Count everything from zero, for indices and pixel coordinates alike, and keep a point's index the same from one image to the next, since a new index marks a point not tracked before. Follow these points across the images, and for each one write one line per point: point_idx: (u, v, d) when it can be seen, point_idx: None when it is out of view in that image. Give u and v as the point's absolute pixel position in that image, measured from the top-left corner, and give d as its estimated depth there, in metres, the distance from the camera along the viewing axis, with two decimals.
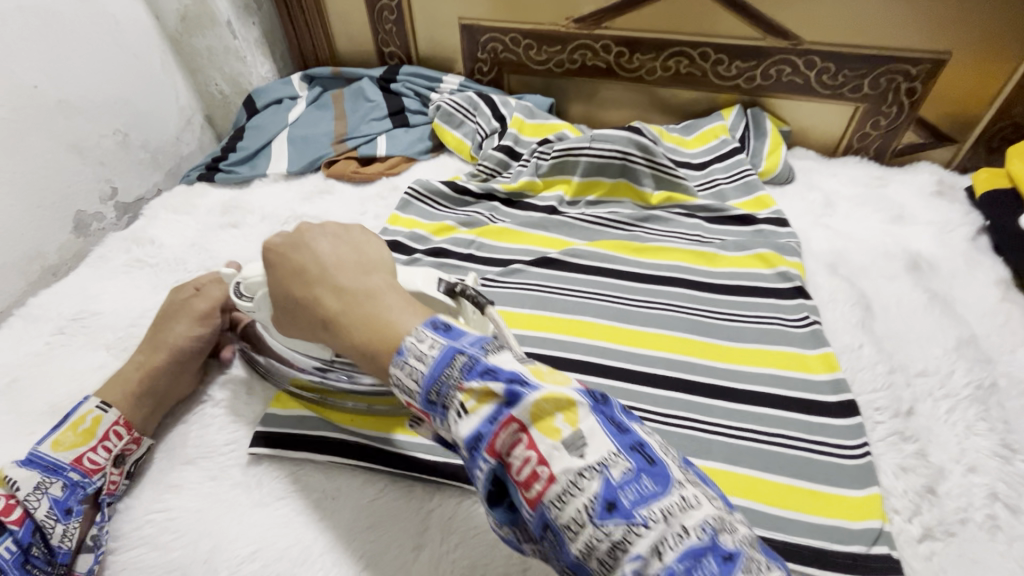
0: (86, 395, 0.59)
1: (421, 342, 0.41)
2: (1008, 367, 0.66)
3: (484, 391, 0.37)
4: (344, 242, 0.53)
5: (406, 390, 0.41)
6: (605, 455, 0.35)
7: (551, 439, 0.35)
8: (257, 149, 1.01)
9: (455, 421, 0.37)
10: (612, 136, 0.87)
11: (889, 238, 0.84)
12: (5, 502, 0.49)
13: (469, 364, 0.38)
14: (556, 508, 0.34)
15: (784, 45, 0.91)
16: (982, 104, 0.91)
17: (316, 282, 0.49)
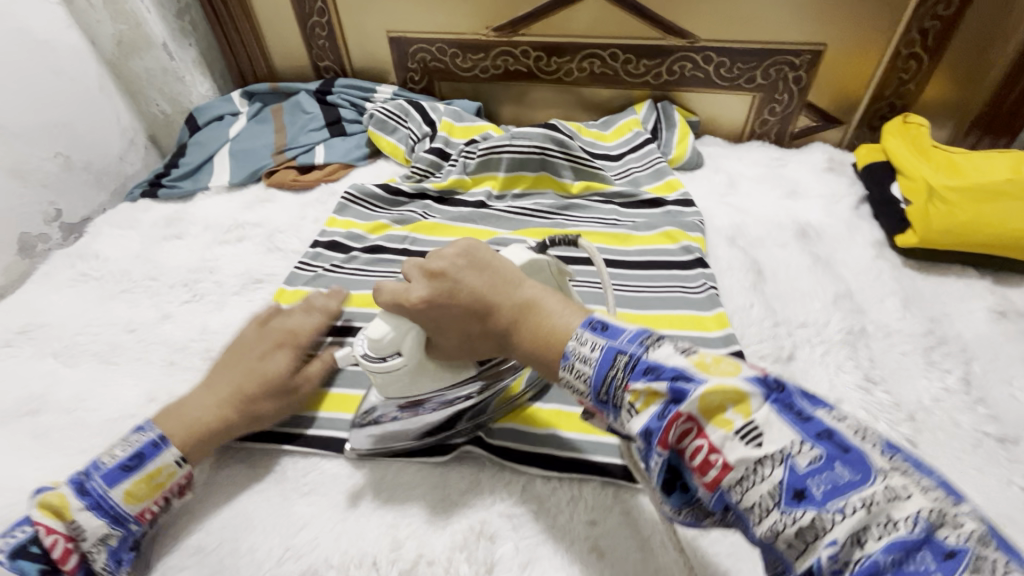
0: (161, 436, 0.56)
1: (583, 344, 0.43)
2: (877, 315, 0.76)
3: (648, 390, 0.39)
4: (484, 269, 0.51)
5: (575, 388, 0.44)
6: (785, 444, 0.35)
7: (722, 430, 0.37)
8: (199, 164, 1.06)
9: (628, 419, 0.40)
10: (530, 133, 0.95)
11: (783, 211, 0.93)
12: (64, 548, 0.50)
13: (632, 363, 0.41)
14: (738, 491, 0.36)
15: (682, 43, 1.00)
16: (859, 88, 1.02)
17: (482, 322, 0.50)
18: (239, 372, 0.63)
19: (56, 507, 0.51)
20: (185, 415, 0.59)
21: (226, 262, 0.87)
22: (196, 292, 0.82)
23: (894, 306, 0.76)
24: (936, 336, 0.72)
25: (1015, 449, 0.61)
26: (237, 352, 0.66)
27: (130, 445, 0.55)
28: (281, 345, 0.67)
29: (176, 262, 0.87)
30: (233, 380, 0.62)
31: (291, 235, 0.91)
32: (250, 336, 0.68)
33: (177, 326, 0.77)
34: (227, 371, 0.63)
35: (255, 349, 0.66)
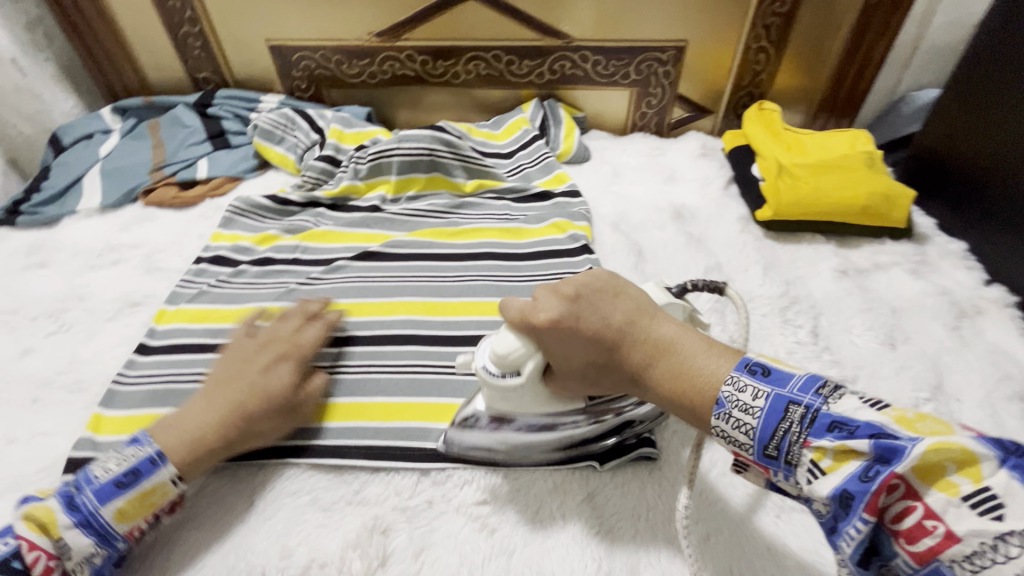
0: (156, 453, 0.53)
1: (741, 391, 0.44)
2: (743, 283, 0.83)
3: (840, 448, 0.39)
4: (613, 296, 0.53)
5: (731, 440, 0.45)
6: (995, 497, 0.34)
7: (946, 494, 0.35)
8: (66, 187, 0.98)
9: (813, 480, 0.40)
10: (418, 135, 0.96)
11: (661, 196, 1.00)
12: (47, 564, 0.47)
13: (808, 416, 0.41)
14: (964, 567, 0.34)
15: (558, 43, 1.06)
16: (722, 79, 1.12)
17: (608, 353, 0.51)
18: (237, 385, 0.59)
19: (44, 520, 0.48)
20: (183, 427, 0.56)
21: (98, 287, 0.82)
22: (64, 322, 0.76)
23: (756, 274, 0.84)
24: (790, 297, 0.81)
25: (852, 388, 0.70)
26: (249, 363, 0.61)
27: (127, 459, 0.53)
28: (279, 363, 0.62)
29: (40, 292, 0.81)
30: (229, 397, 0.58)
31: (171, 253, 0.87)
32: (245, 348, 0.64)
33: (41, 360, 0.72)
34: (233, 386, 0.59)
35: (256, 363, 0.61)
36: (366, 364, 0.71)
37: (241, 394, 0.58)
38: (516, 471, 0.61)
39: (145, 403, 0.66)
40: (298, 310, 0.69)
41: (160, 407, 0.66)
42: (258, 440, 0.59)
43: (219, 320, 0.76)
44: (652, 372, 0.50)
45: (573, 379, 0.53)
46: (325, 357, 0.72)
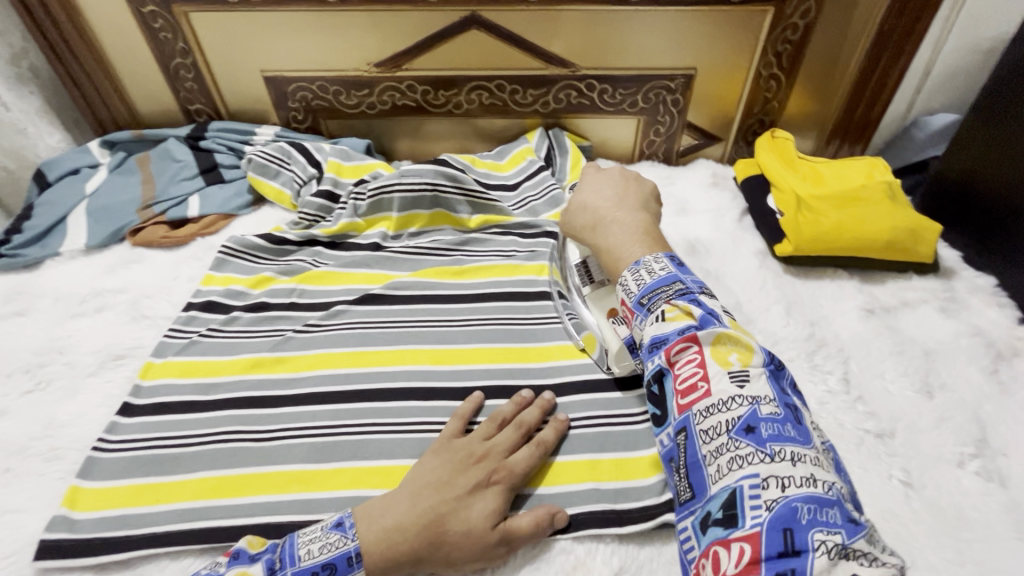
0: (354, 551, 0.50)
1: (657, 262, 0.60)
2: (764, 324, 0.79)
3: (718, 339, 0.52)
4: (621, 188, 0.72)
5: (627, 290, 0.60)
6: (760, 395, 0.49)
7: (721, 366, 0.51)
8: (49, 227, 0.93)
9: (653, 323, 0.56)
10: (420, 169, 0.92)
11: (674, 229, 0.96)
12: None
13: (683, 291, 0.56)
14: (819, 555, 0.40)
15: (564, 72, 1.02)
16: (732, 106, 1.09)
17: (600, 212, 0.70)
18: (445, 494, 0.53)
19: None
20: (375, 526, 0.51)
21: (80, 338, 0.76)
22: (41, 379, 0.71)
23: (779, 314, 0.80)
24: (816, 340, 0.76)
25: (891, 442, 0.65)
26: (484, 462, 0.57)
27: (330, 548, 0.50)
28: (490, 484, 0.55)
29: (17, 345, 0.75)
30: (437, 502, 0.52)
31: (159, 299, 0.82)
32: (457, 456, 0.57)
33: (16, 423, 0.66)
34: (436, 492, 0.53)
35: (462, 479, 0.54)
36: (368, 423, 0.66)
37: (438, 506, 0.52)
38: (534, 545, 0.56)
39: (125, 473, 0.60)
40: (475, 401, 0.65)
41: (143, 478, 0.60)
42: (447, 567, 0.52)
43: (209, 375, 0.70)
44: (606, 231, 0.67)
45: (570, 221, 0.72)
46: (322, 416, 0.66)
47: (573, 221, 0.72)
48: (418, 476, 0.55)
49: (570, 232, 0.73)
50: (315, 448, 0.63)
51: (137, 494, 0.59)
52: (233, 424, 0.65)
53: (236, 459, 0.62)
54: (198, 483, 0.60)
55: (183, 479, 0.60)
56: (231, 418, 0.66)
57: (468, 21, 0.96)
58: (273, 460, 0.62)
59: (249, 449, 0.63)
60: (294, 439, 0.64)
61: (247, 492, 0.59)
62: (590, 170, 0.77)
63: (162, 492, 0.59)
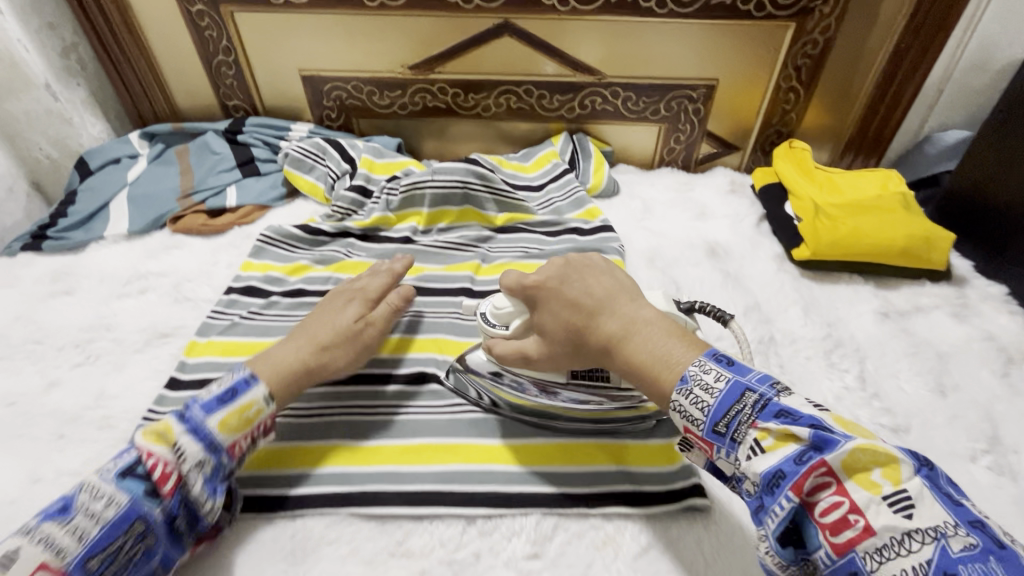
0: (251, 376, 0.61)
1: (707, 372, 0.46)
2: (783, 324, 0.82)
3: (784, 431, 0.41)
4: (589, 278, 0.57)
5: (687, 415, 0.46)
6: (937, 523, 0.36)
7: (868, 492, 0.38)
8: (93, 212, 0.97)
9: (753, 457, 0.42)
10: (451, 168, 0.96)
11: (694, 232, 0.99)
12: (162, 471, 0.52)
13: (761, 402, 0.43)
14: (874, 559, 0.36)
15: (591, 79, 1.06)
16: (751, 117, 1.12)
17: (586, 322, 0.54)
18: (315, 328, 0.69)
19: (161, 431, 0.54)
20: (274, 364, 0.64)
21: (125, 316, 0.80)
22: (89, 354, 0.74)
23: (797, 315, 0.83)
24: (833, 340, 0.79)
25: (906, 438, 0.67)
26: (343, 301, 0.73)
27: (224, 383, 0.59)
28: (353, 301, 0.73)
29: (66, 321, 0.79)
30: (312, 334, 0.68)
31: (200, 283, 0.86)
32: (326, 310, 0.72)
33: (67, 394, 0.69)
34: (314, 329, 0.69)
35: (325, 323, 0.69)
36: (402, 403, 0.70)
37: (319, 330, 0.69)
38: (566, 522, 0.59)
39: None
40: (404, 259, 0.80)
41: None
42: (327, 371, 0.67)
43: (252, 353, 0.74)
44: (626, 350, 0.51)
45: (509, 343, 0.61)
46: (358, 395, 0.71)
47: (564, 343, 0.57)
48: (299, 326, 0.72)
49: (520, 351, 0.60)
50: (355, 426, 0.68)
51: None
52: None
53: (280, 433, 0.66)
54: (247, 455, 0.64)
55: None
56: None
57: (501, 27, 1.00)
58: (314, 436, 0.66)
59: (291, 424, 0.67)
60: (333, 416, 0.68)
61: (291, 464, 0.64)
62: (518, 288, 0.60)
63: None
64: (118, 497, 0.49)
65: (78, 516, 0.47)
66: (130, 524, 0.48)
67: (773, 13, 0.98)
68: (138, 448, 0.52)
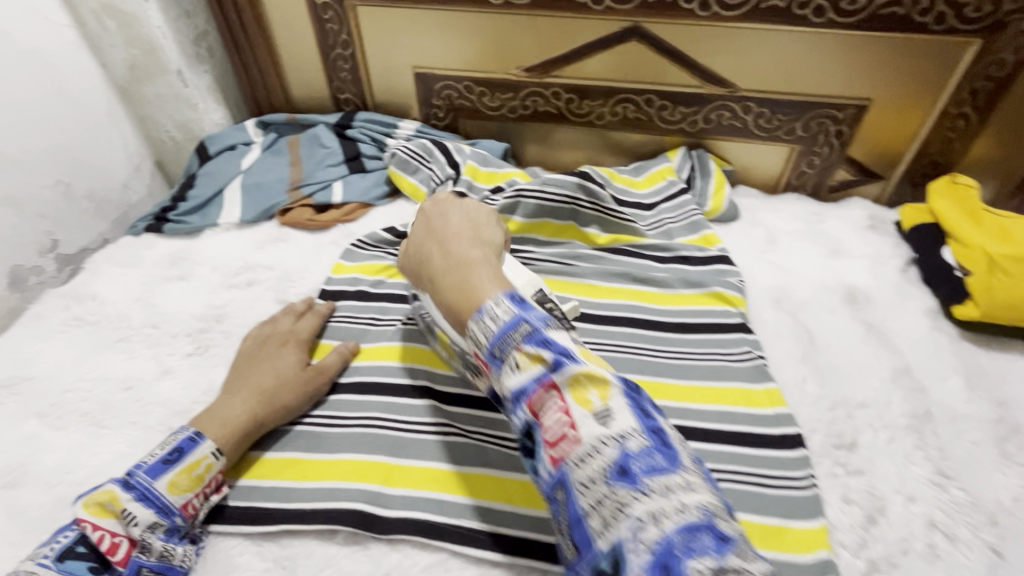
0: (195, 433, 0.59)
1: (499, 306, 0.48)
2: (940, 396, 0.70)
3: (539, 357, 0.44)
4: (467, 219, 0.60)
5: (477, 340, 0.48)
6: (626, 430, 0.41)
7: (583, 409, 0.42)
8: (209, 198, 0.99)
9: (510, 375, 0.45)
10: (561, 180, 0.90)
11: (828, 272, 0.88)
12: (110, 542, 0.51)
13: (531, 332, 0.45)
14: (575, 466, 0.41)
15: (721, 92, 0.97)
16: (904, 144, 0.98)
17: (437, 247, 0.57)
18: (253, 376, 0.66)
19: (106, 503, 0.52)
20: (211, 426, 0.60)
21: (234, 308, 0.80)
22: (200, 344, 0.75)
23: (957, 386, 0.71)
24: (1007, 424, 0.66)
25: None
26: (276, 343, 0.71)
27: (169, 442, 0.57)
28: (285, 346, 0.71)
29: (180, 307, 0.81)
30: (255, 383, 0.65)
31: (303, 282, 0.85)
32: (263, 345, 0.70)
33: (178, 384, 0.70)
34: (255, 374, 0.66)
35: (261, 359, 0.68)
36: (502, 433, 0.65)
37: (261, 380, 0.66)
38: None
39: (282, 447, 0.65)
40: (311, 309, 0.77)
41: (298, 454, 0.64)
42: (286, 414, 0.65)
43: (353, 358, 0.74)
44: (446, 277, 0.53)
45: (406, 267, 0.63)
46: (455, 416, 0.67)
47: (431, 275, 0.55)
48: (237, 365, 0.69)
49: (416, 278, 0.60)
50: (453, 450, 0.64)
51: (290, 467, 0.63)
52: (373, 412, 0.68)
53: (376, 447, 0.64)
54: (346, 465, 0.63)
55: (328, 459, 0.64)
56: (372, 404, 0.68)
57: (630, 31, 0.92)
58: (408, 454, 0.64)
59: (386, 438, 0.65)
60: (429, 435, 0.65)
61: (388, 483, 0.61)
62: (429, 209, 0.63)
63: (318, 468, 0.63)
64: (157, 486, 0.54)
65: None
66: (160, 519, 0.54)
67: (955, 27, 0.84)
68: (80, 523, 0.51)
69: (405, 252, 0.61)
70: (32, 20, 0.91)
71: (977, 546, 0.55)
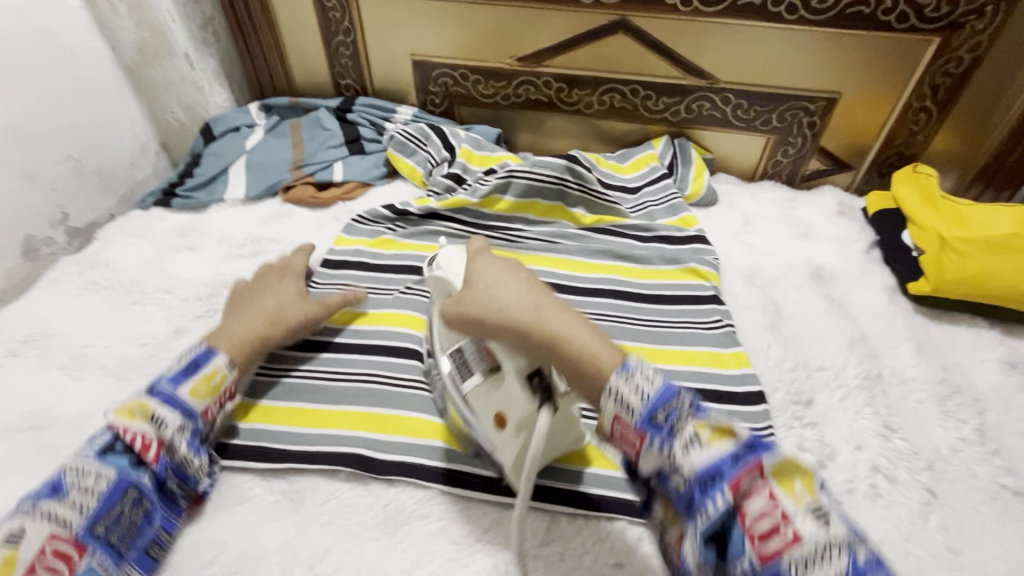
0: (209, 348, 0.65)
1: (646, 372, 0.45)
2: (892, 361, 0.76)
3: (721, 428, 0.43)
4: (513, 265, 0.55)
5: (623, 403, 0.45)
6: (845, 534, 0.38)
7: (792, 499, 0.40)
8: (214, 175, 1.04)
9: (692, 449, 0.42)
10: (550, 162, 0.95)
11: (797, 252, 0.95)
12: (144, 441, 0.56)
13: (695, 404, 0.45)
14: (796, 562, 0.37)
15: (702, 83, 1.03)
16: (871, 136, 1.05)
17: (515, 286, 0.51)
18: (258, 304, 0.73)
19: (135, 408, 0.58)
20: (221, 341, 0.67)
21: (241, 276, 0.85)
22: (209, 307, 0.80)
23: (908, 353, 0.78)
24: (951, 386, 0.73)
25: None
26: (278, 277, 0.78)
27: (186, 356, 0.64)
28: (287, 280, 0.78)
29: (189, 274, 0.85)
30: (258, 309, 0.72)
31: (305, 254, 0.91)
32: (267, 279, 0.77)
33: (190, 342, 0.75)
34: (260, 301, 0.73)
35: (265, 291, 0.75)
36: None
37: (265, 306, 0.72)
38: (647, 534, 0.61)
39: (287, 398, 0.70)
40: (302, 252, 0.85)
41: (304, 404, 0.69)
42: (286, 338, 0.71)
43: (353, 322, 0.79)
44: (555, 321, 0.48)
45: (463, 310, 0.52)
46: None
47: (497, 329, 0.50)
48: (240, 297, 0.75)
49: (474, 326, 0.52)
50: None
51: (295, 415, 0.68)
52: (372, 368, 0.73)
53: (376, 399, 0.70)
54: (347, 414, 0.68)
55: (331, 409, 0.69)
56: (371, 362, 0.74)
57: (617, 24, 0.98)
58: (404, 405, 0.69)
59: (385, 392, 0.71)
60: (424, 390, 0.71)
61: (386, 430, 0.67)
62: (474, 249, 0.59)
63: (322, 416, 0.68)
64: (183, 392, 0.60)
65: (73, 495, 0.52)
66: (189, 417, 0.60)
67: (916, 26, 0.90)
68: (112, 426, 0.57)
69: (466, 295, 0.53)
70: (46, 1, 0.94)
71: (914, 487, 0.62)
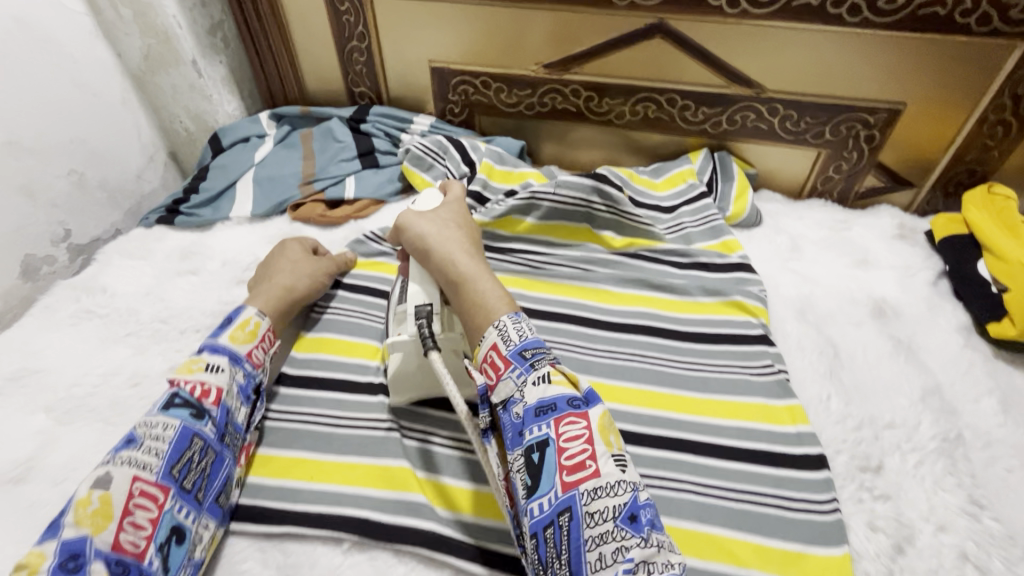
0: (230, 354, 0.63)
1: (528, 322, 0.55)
2: (973, 418, 0.67)
3: (571, 377, 0.52)
4: (464, 223, 0.68)
5: (503, 335, 0.53)
6: (637, 483, 0.47)
7: (606, 446, 0.48)
8: (221, 191, 0.98)
9: (538, 382, 0.50)
10: (577, 182, 0.87)
11: (855, 283, 0.85)
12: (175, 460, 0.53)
13: (556, 359, 0.54)
14: (590, 495, 0.45)
15: (748, 92, 0.93)
16: (937, 151, 0.94)
17: (455, 240, 0.64)
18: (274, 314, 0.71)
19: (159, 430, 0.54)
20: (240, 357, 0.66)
21: None
22: None
23: (991, 409, 0.67)
24: None
25: None
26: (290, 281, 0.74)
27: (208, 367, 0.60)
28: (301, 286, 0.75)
29: (190, 302, 0.80)
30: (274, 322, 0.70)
31: None
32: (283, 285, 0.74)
33: None
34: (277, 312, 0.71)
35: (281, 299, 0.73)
36: None
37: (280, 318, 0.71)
38: None
39: (290, 447, 0.65)
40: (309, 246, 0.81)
41: (310, 455, 0.64)
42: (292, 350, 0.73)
43: (362, 356, 0.73)
44: (461, 268, 0.60)
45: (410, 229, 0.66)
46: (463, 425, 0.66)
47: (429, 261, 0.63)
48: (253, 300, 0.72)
49: (414, 250, 0.65)
50: (463, 462, 0.63)
51: (298, 467, 0.63)
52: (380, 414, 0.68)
53: (387, 450, 0.64)
54: (354, 469, 0.63)
55: (337, 461, 0.63)
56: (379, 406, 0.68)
57: (655, 28, 0.89)
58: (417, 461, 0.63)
59: (396, 442, 0.65)
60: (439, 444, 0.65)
61: (398, 488, 0.61)
62: (455, 197, 0.72)
63: (328, 471, 0.62)
64: (173, 423, 0.54)
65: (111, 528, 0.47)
66: (191, 440, 0.55)
67: (1000, 29, 0.79)
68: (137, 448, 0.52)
69: (417, 221, 0.66)
70: (47, 8, 0.89)
71: None
